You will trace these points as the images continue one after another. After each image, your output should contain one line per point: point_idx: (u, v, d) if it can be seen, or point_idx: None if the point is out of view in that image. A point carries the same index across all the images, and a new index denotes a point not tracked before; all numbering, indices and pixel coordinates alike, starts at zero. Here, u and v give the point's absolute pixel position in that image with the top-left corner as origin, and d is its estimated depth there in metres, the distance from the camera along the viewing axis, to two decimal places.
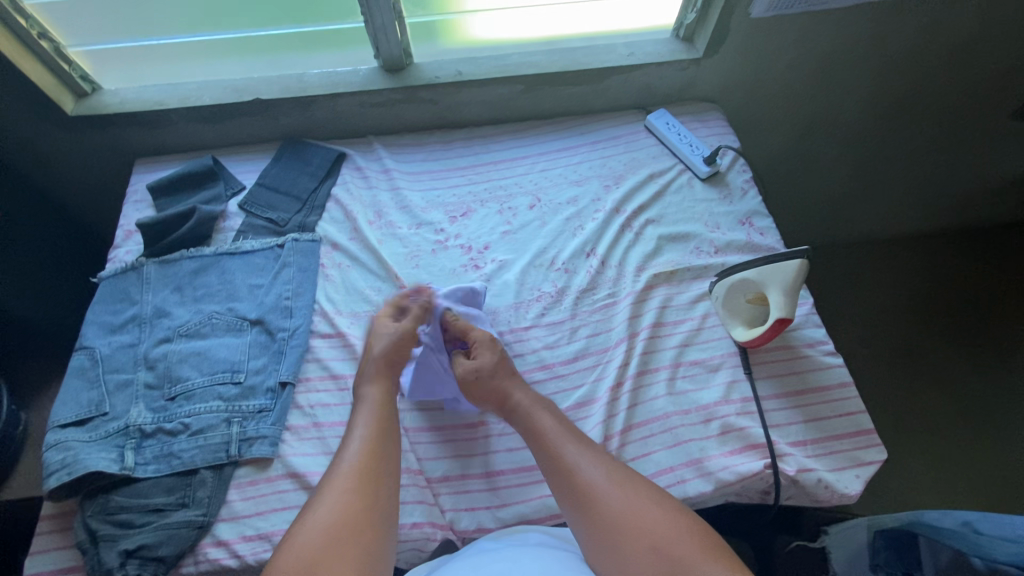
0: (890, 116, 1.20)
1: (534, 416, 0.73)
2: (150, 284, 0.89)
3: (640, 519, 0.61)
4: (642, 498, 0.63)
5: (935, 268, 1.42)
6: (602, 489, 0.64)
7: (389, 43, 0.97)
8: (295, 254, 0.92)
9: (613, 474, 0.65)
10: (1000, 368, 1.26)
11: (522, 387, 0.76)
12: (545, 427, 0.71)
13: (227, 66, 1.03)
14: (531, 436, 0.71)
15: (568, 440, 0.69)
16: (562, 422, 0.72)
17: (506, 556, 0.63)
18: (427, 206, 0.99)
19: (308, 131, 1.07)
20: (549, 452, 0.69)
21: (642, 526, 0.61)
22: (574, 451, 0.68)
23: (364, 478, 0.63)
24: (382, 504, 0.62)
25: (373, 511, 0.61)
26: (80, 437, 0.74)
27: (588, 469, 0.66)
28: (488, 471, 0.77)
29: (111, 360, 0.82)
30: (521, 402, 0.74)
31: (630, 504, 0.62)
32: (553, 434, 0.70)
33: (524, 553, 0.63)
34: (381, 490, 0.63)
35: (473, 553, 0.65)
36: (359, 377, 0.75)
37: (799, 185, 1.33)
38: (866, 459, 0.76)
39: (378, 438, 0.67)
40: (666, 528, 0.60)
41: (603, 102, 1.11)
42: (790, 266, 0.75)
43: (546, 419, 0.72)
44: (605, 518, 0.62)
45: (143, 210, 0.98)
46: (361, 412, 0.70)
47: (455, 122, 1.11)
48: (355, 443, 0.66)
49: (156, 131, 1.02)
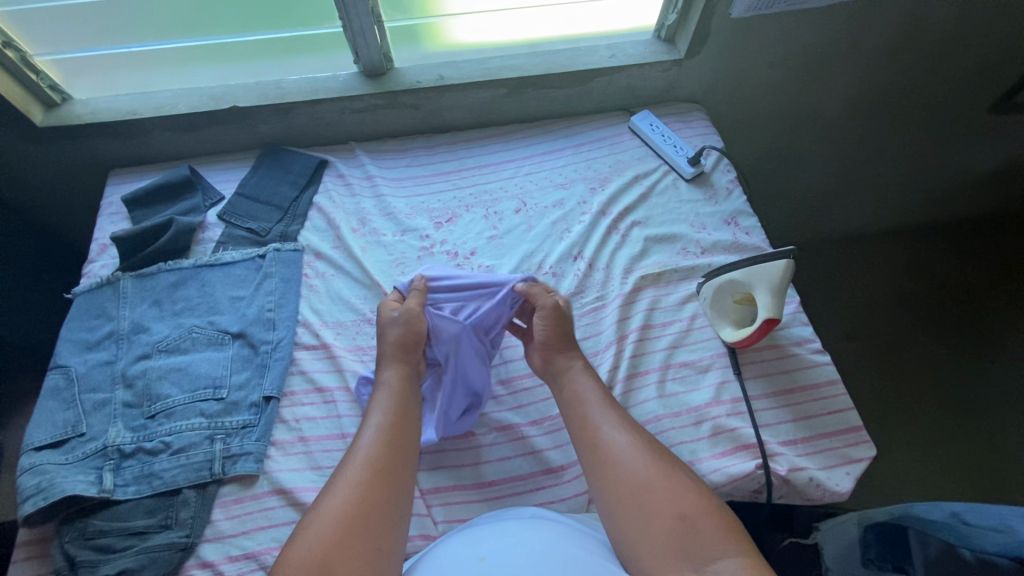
0: (873, 112, 1.22)
1: (578, 382, 0.73)
2: (127, 299, 0.86)
3: (670, 486, 0.61)
4: (669, 472, 0.62)
5: (920, 260, 1.44)
6: (628, 457, 0.64)
7: (369, 47, 0.95)
8: (277, 264, 0.91)
9: (639, 445, 0.65)
10: (985, 359, 1.29)
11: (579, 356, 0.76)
12: (584, 394, 0.71)
13: (201, 73, 1.01)
14: (569, 404, 0.72)
15: (605, 409, 0.69)
16: (602, 389, 0.72)
17: (504, 529, 0.62)
18: (413, 213, 0.98)
19: (287, 139, 1.05)
20: (582, 419, 0.69)
21: (667, 494, 0.60)
22: (608, 419, 0.68)
23: (375, 462, 0.63)
24: (399, 495, 0.62)
25: (385, 504, 0.61)
26: (56, 460, 0.72)
27: (619, 438, 0.66)
28: (480, 481, 0.75)
29: (88, 379, 0.79)
30: (569, 367, 0.75)
31: (658, 473, 0.62)
32: (590, 400, 0.71)
33: (521, 526, 0.62)
34: (397, 478, 0.63)
35: (471, 528, 0.64)
36: (379, 362, 0.74)
37: (782, 182, 1.35)
38: (855, 456, 0.76)
39: (391, 426, 0.67)
40: (692, 500, 0.59)
41: (586, 104, 1.10)
42: (776, 267, 0.76)
43: (586, 385, 0.72)
44: (626, 484, 0.62)
45: (118, 222, 0.95)
46: (382, 391, 0.71)
47: (438, 125, 1.09)
48: (368, 435, 0.66)
49: (130, 142, 1.00)
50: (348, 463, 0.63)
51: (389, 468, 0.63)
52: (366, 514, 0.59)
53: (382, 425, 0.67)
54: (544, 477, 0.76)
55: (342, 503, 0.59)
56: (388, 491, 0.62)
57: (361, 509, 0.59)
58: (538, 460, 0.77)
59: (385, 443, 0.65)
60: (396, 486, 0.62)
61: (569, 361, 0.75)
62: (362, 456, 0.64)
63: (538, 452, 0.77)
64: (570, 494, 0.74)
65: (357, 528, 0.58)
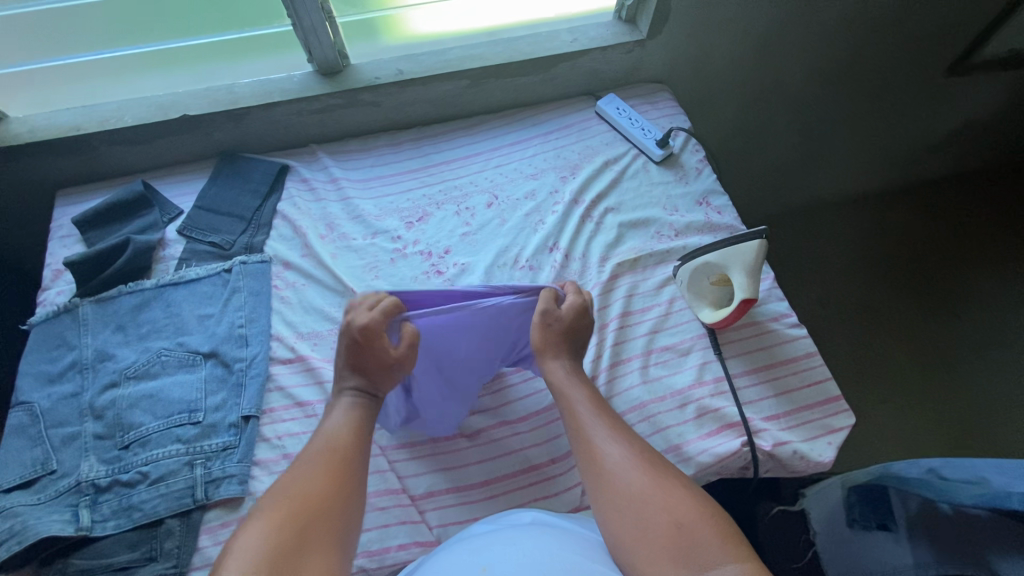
0: (829, 81, 1.27)
1: (570, 389, 0.71)
2: (88, 326, 0.82)
3: (660, 495, 0.59)
4: (664, 479, 0.61)
5: (886, 222, 1.47)
6: (624, 465, 0.63)
7: (322, 45, 0.92)
8: (244, 278, 0.88)
9: (633, 453, 0.64)
10: (951, 314, 1.33)
11: (559, 359, 0.73)
12: (577, 401, 0.70)
13: (146, 82, 0.96)
14: (566, 410, 0.70)
15: (598, 417, 0.68)
16: (594, 397, 0.71)
17: (503, 537, 0.61)
18: (382, 214, 0.96)
19: (244, 145, 1.01)
20: (575, 425, 0.68)
21: (664, 502, 0.59)
22: (601, 425, 0.67)
23: (337, 449, 0.64)
24: (354, 484, 0.62)
25: (341, 492, 0.60)
26: (27, 501, 0.69)
27: (613, 446, 0.65)
28: (484, 479, 0.75)
29: (53, 413, 0.76)
30: (555, 377, 0.72)
31: (652, 481, 0.61)
32: (583, 408, 0.69)
33: (520, 532, 0.61)
34: (355, 467, 0.63)
35: (470, 538, 0.63)
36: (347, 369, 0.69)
37: (748, 156, 1.36)
38: (836, 426, 0.78)
39: (356, 413, 0.68)
40: (687, 507, 0.58)
41: (551, 91, 1.09)
42: (750, 247, 0.77)
43: (578, 392, 0.71)
44: (621, 492, 0.61)
45: (71, 245, 0.91)
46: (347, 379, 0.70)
47: (402, 122, 1.07)
48: (336, 415, 0.68)
49: (77, 159, 0.95)
50: (310, 449, 0.64)
51: (349, 456, 0.64)
52: (323, 500, 0.59)
53: (360, 396, 0.69)
54: (535, 472, 0.76)
55: (299, 486, 0.59)
56: (346, 478, 0.62)
57: (337, 480, 0.61)
58: (529, 456, 0.77)
59: (347, 432, 0.66)
60: (354, 476, 0.63)
61: (561, 361, 0.73)
62: (321, 443, 0.64)
63: (530, 448, 0.77)
64: (562, 489, 0.75)
65: (313, 512, 0.57)
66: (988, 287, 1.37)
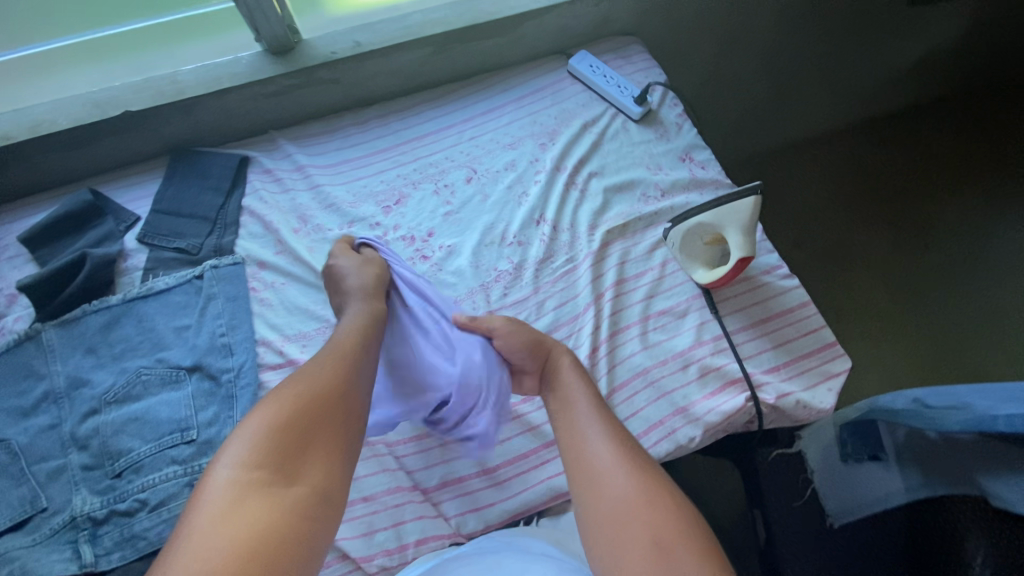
0: (801, 17, 1.24)
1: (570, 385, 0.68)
2: (56, 352, 0.77)
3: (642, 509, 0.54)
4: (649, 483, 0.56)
5: (858, 159, 1.47)
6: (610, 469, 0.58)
7: (268, 22, 0.84)
8: (218, 283, 0.83)
9: (623, 452, 0.60)
10: (923, 247, 1.36)
11: (567, 352, 0.72)
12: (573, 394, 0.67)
13: (78, 78, 0.88)
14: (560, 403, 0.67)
15: (593, 412, 0.64)
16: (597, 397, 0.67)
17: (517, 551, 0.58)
18: (356, 200, 0.90)
19: (197, 139, 0.94)
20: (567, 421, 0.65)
21: (646, 518, 0.54)
22: (592, 420, 0.63)
23: (344, 354, 0.63)
24: (356, 388, 0.61)
25: (344, 395, 0.59)
26: (22, 544, 0.65)
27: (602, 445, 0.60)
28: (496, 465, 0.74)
29: (33, 449, 0.71)
30: (562, 363, 0.71)
31: (638, 490, 0.56)
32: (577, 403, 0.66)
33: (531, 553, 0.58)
34: (359, 374, 0.62)
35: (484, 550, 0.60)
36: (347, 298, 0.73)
37: (720, 103, 1.33)
38: (834, 371, 0.79)
39: (362, 328, 0.68)
40: (669, 522, 0.53)
41: (520, 53, 1.03)
42: (745, 204, 0.76)
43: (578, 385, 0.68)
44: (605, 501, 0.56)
45: (21, 266, 0.84)
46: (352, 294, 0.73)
47: (365, 99, 1.00)
48: (347, 322, 0.68)
49: (11, 170, 0.86)
50: (319, 352, 0.63)
51: (354, 360, 0.63)
52: (326, 397, 0.58)
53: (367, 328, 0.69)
54: (547, 450, 0.75)
55: (302, 382, 0.58)
56: (351, 379, 0.61)
57: (340, 382, 0.60)
58: (539, 435, 0.76)
59: (353, 344, 0.65)
60: (357, 384, 0.61)
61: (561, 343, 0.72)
62: (328, 349, 0.64)
63: (538, 427, 0.77)
64: None
65: (315, 408, 0.56)
66: (958, 215, 1.39)
